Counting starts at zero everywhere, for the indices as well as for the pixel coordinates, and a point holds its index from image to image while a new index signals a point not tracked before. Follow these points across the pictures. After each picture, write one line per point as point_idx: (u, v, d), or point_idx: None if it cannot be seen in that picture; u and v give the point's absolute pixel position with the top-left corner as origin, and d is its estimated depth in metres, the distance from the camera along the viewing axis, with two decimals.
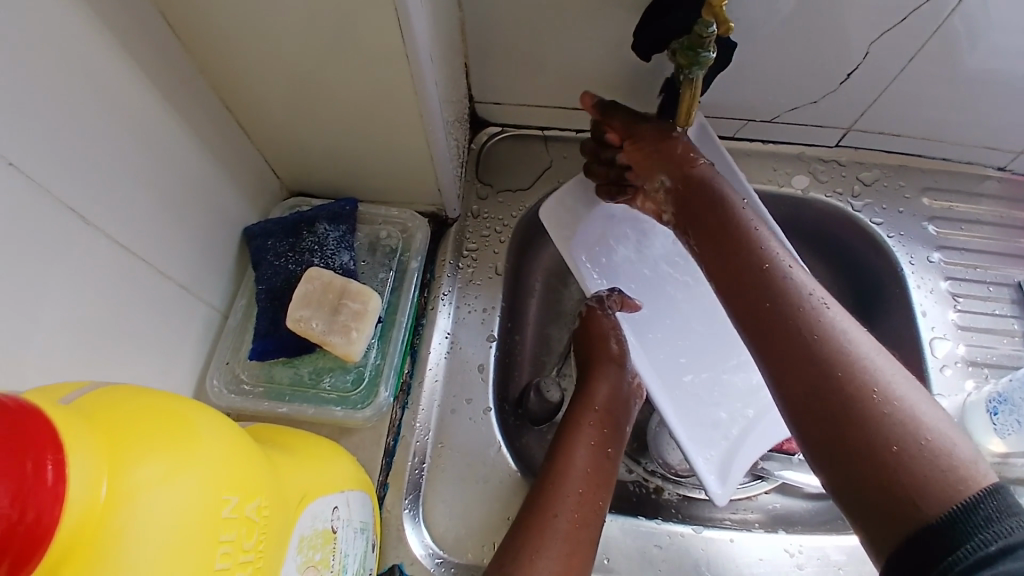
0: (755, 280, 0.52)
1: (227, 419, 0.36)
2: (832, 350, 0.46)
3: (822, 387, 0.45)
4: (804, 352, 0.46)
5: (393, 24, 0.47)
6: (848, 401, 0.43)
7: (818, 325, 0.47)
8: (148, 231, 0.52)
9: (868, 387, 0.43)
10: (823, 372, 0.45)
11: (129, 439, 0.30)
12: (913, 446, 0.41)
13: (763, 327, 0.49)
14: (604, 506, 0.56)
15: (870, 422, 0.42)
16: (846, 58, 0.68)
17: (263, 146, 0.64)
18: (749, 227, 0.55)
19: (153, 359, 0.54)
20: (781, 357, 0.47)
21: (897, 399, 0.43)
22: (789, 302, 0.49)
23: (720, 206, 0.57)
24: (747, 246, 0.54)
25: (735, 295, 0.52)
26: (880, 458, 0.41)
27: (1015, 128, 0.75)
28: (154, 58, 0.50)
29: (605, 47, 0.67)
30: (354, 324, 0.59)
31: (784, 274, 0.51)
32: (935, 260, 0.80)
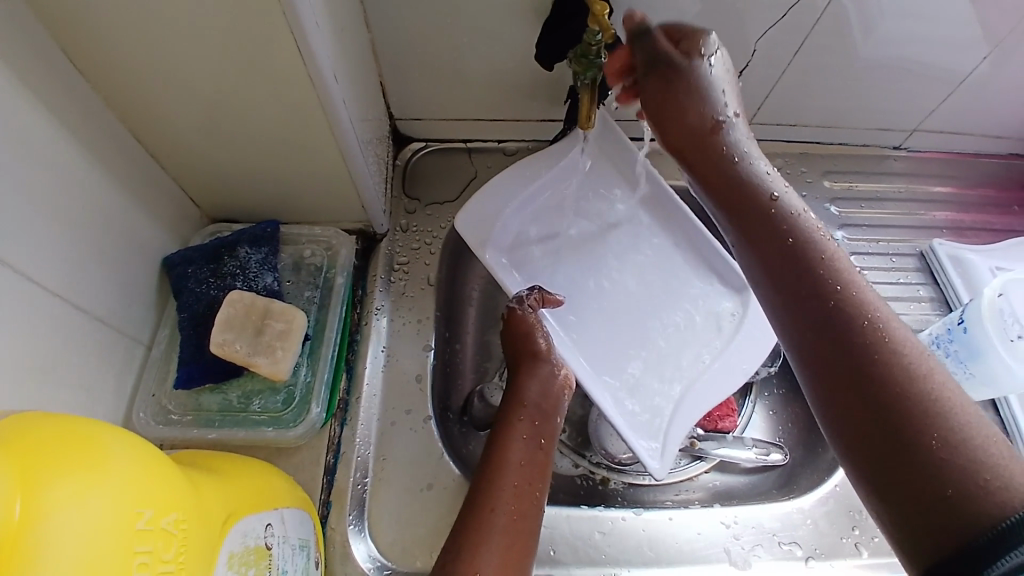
0: (807, 285, 0.46)
1: (141, 440, 0.36)
2: (890, 371, 0.40)
3: (874, 415, 0.40)
4: (858, 370, 0.41)
5: (296, 46, 0.49)
6: (904, 434, 0.38)
7: (874, 345, 0.42)
8: (62, 266, 0.51)
9: (926, 417, 0.38)
10: (879, 397, 0.40)
11: (41, 459, 0.30)
12: (972, 488, 0.35)
13: (817, 343, 0.44)
14: (542, 497, 0.58)
15: (924, 458, 0.37)
16: (739, 56, 0.73)
17: (178, 175, 0.64)
18: (792, 226, 0.49)
19: (76, 396, 0.52)
20: (833, 377, 0.42)
21: (960, 432, 0.38)
22: (846, 312, 0.44)
23: (753, 205, 0.51)
24: (793, 249, 0.48)
25: (784, 307, 0.46)
26: (930, 494, 0.36)
27: (900, 110, 0.82)
28: (56, 92, 0.49)
29: (513, 58, 0.70)
30: (280, 343, 0.60)
31: (841, 287, 0.45)
32: (840, 238, 0.85)
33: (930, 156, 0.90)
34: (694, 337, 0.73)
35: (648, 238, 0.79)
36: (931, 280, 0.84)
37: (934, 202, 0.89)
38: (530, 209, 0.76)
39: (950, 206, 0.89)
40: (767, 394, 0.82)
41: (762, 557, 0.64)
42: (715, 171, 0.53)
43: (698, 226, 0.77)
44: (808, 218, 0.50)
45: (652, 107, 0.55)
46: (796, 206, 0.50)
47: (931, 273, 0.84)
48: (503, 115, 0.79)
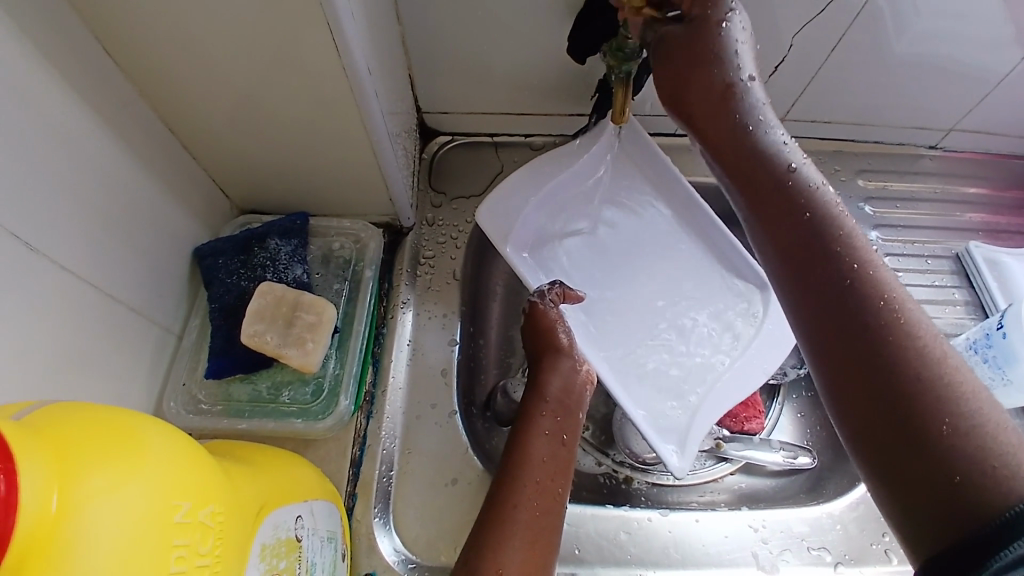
0: (816, 261, 0.43)
1: (178, 430, 0.36)
2: (900, 353, 0.39)
3: (880, 398, 0.38)
4: (865, 350, 0.39)
5: (329, 38, 0.49)
6: (913, 422, 0.37)
7: (887, 329, 0.40)
8: (96, 257, 0.51)
9: (936, 403, 0.37)
10: (886, 379, 0.38)
11: (79, 450, 0.30)
12: (979, 477, 0.34)
13: (828, 324, 0.41)
14: (565, 493, 0.58)
15: (932, 443, 0.36)
16: (774, 51, 0.71)
17: (209, 166, 0.64)
18: (808, 197, 0.46)
19: (108, 386, 0.53)
20: (843, 359, 0.40)
21: (970, 418, 0.36)
22: (857, 290, 0.41)
23: (768, 175, 0.47)
24: (806, 222, 0.45)
25: (794, 284, 0.44)
26: (936, 481, 0.35)
27: (937, 108, 0.80)
28: (92, 83, 0.50)
29: (544, 52, 0.69)
30: (309, 336, 0.60)
31: (854, 266, 0.42)
32: (873, 238, 0.83)
33: (967, 156, 0.88)
34: (720, 332, 0.72)
35: (676, 236, 0.77)
36: (966, 284, 0.82)
37: (970, 203, 0.86)
38: (556, 204, 0.75)
39: (985, 208, 0.87)
40: (795, 396, 0.81)
41: (790, 562, 0.63)
42: (727, 136, 0.49)
43: (722, 230, 0.75)
44: (825, 188, 0.47)
45: (665, 73, 0.51)
46: (814, 176, 0.47)
47: (966, 276, 0.82)
48: (532, 110, 0.78)
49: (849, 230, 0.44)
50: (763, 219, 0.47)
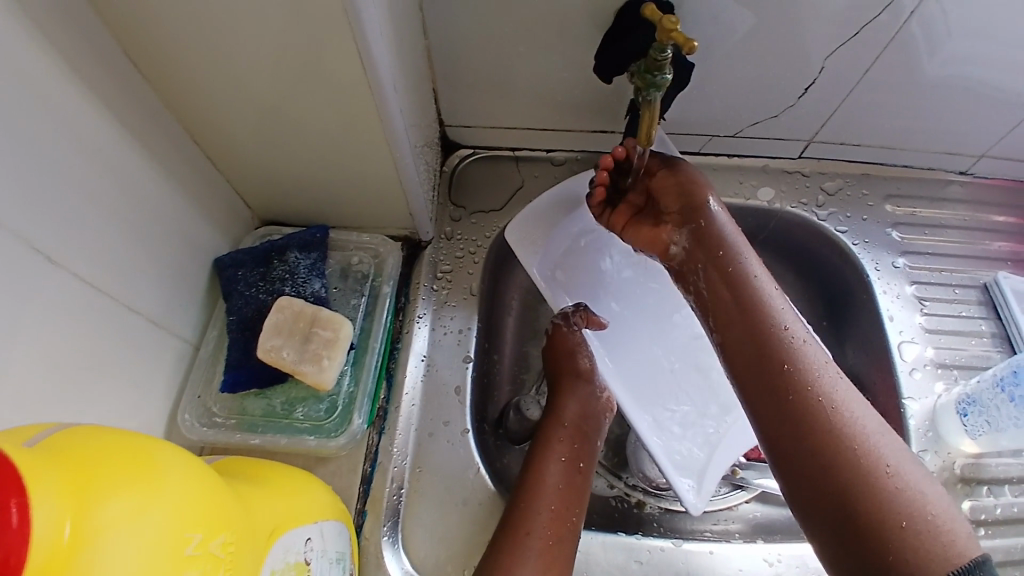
0: (771, 339, 0.51)
1: (189, 455, 0.36)
2: (848, 433, 0.47)
3: (834, 479, 0.46)
4: (816, 437, 0.47)
5: (356, 54, 0.48)
6: (865, 481, 0.45)
7: (835, 402, 0.48)
8: (116, 267, 0.52)
9: (879, 464, 0.46)
10: (837, 462, 0.46)
11: (94, 481, 0.30)
12: (921, 524, 0.43)
13: (785, 398, 0.49)
14: (578, 522, 0.57)
15: (885, 498, 0.44)
16: (805, 72, 0.70)
17: (233, 177, 0.64)
18: (760, 298, 0.53)
19: (125, 396, 0.53)
20: (802, 428, 0.48)
21: (906, 491, 0.45)
22: (803, 383, 0.49)
23: (730, 278, 0.54)
24: (757, 319, 0.52)
25: (751, 359, 0.51)
26: (891, 532, 0.43)
27: (971, 134, 0.77)
28: (118, 95, 0.50)
29: (569, 69, 0.68)
30: (325, 352, 0.60)
31: (800, 346, 0.51)
32: (899, 265, 0.81)
33: (998, 183, 0.85)
34: None
35: None
36: (994, 315, 0.79)
37: (1000, 232, 0.84)
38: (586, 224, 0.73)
39: (1015, 237, 0.84)
40: None
41: None
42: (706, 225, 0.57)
43: None
44: (770, 285, 0.54)
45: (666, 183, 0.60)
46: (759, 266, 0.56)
47: (994, 307, 0.80)
48: (555, 126, 0.77)
49: (788, 315, 0.53)
50: (720, 301, 0.54)
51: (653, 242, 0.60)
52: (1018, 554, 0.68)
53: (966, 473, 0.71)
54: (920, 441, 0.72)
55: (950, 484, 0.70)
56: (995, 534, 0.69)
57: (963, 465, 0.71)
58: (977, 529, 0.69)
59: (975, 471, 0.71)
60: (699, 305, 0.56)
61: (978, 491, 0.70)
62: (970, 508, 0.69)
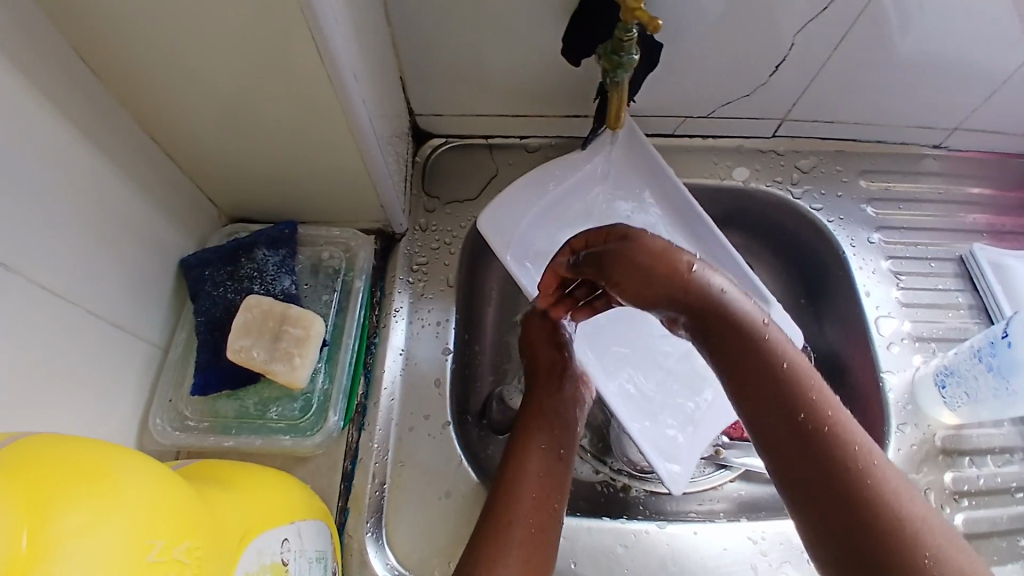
0: (794, 411, 0.47)
1: (149, 458, 0.36)
2: (884, 512, 0.43)
3: (871, 564, 0.42)
4: (851, 520, 0.44)
5: (313, 45, 0.47)
6: (904, 566, 0.42)
7: (866, 477, 0.45)
8: (77, 272, 0.50)
9: (919, 544, 0.42)
10: (879, 550, 0.42)
11: (49, 492, 0.29)
12: None
13: (813, 477, 0.46)
14: (561, 509, 0.57)
15: None
16: (775, 50, 0.69)
17: (197, 175, 0.63)
18: (781, 366, 0.49)
19: (93, 404, 0.52)
20: (834, 510, 0.44)
21: (951, 574, 0.41)
22: (834, 461, 0.45)
23: (749, 346, 0.49)
24: (779, 390, 0.48)
25: (775, 433, 0.48)
26: None
27: (942, 107, 0.77)
28: (70, 93, 0.48)
29: (538, 54, 0.67)
30: (297, 350, 0.59)
31: (829, 418, 0.47)
32: (875, 241, 0.81)
33: (971, 155, 0.85)
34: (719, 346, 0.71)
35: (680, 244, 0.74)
36: (970, 287, 0.80)
37: (974, 204, 0.84)
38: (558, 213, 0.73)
39: (989, 209, 0.85)
40: None
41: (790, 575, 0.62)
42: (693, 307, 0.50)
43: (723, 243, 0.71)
44: (790, 351, 0.50)
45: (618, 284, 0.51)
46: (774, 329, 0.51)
47: (970, 279, 0.80)
48: (527, 112, 0.76)
49: (814, 380, 0.49)
50: (738, 374, 0.50)
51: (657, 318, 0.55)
52: (1001, 522, 0.69)
53: (947, 444, 0.71)
54: (901, 414, 0.72)
55: (931, 456, 0.71)
56: (978, 504, 0.69)
57: (944, 436, 0.71)
58: (959, 499, 0.69)
59: (956, 442, 0.72)
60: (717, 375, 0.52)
61: (960, 461, 0.71)
62: (952, 479, 0.70)
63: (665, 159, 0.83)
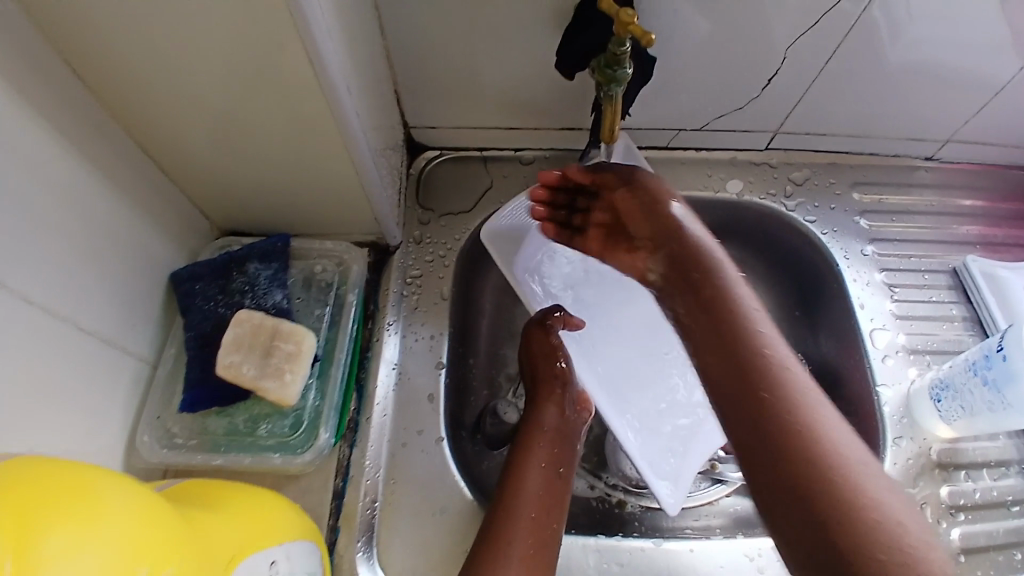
0: (748, 352, 0.50)
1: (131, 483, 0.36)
2: (823, 451, 0.46)
3: (804, 497, 0.45)
4: (791, 455, 0.46)
5: (305, 57, 0.47)
6: (835, 501, 0.44)
7: (809, 417, 0.47)
8: (65, 288, 0.49)
9: (852, 485, 0.45)
10: (824, 498, 0.44)
11: (34, 513, 0.29)
12: (893, 548, 0.42)
13: (758, 411, 0.48)
14: (561, 528, 0.57)
15: (855, 517, 0.44)
16: (767, 63, 0.69)
17: (187, 188, 0.62)
18: (739, 317, 0.52)
19: (81, 422, 0.51)
20: (774, 443, 0.47)
21: (884, 517, 0.44)
22: (786, 409, 0.47)
23: (711, 294, 0.54)
24: (733, 335, 0.51)
25: (725, 369, 0.51)
26: (863, 557, 0.42)
27: (934, 119, 0.78)
28: (58, 107, 0.48)
29: (533, 67, 0.67)
30: (288, 366, 0.58)
31: (780, 362, 0.50)
32: (869, 253, 0.81)
33: (963, 167, 0.86)
34: None
35: None
36: (964, 299, 0.80)
37: (967, 215, 0.85)
38: None
39: (982, 220, 0.85)
40: None
41: None
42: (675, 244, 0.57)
43: None
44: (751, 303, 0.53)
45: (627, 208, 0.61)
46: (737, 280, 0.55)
47: (964, 291, 0.80)
48: (521, 125, 0.76)
49: (769, 329, 0.52)
50: (697, 315, 0.54)
51: (631, 266, 0.61)
52: (999, 536, 0.68)
53: (943, 458, 0.71)
54: (896, 428, 0.72)
55: (927, 470, 0.71)
56: (976, 519, 0.69)
57: (940, 450, 0.71)
58: (955, 514, 0.69)
59: (953, 456, 0.72)
60: (676, 318, 0.56)
61: (956, 475, 0.71)
62: (948, 493, 0.70)
63: (659, 171, 0.83)
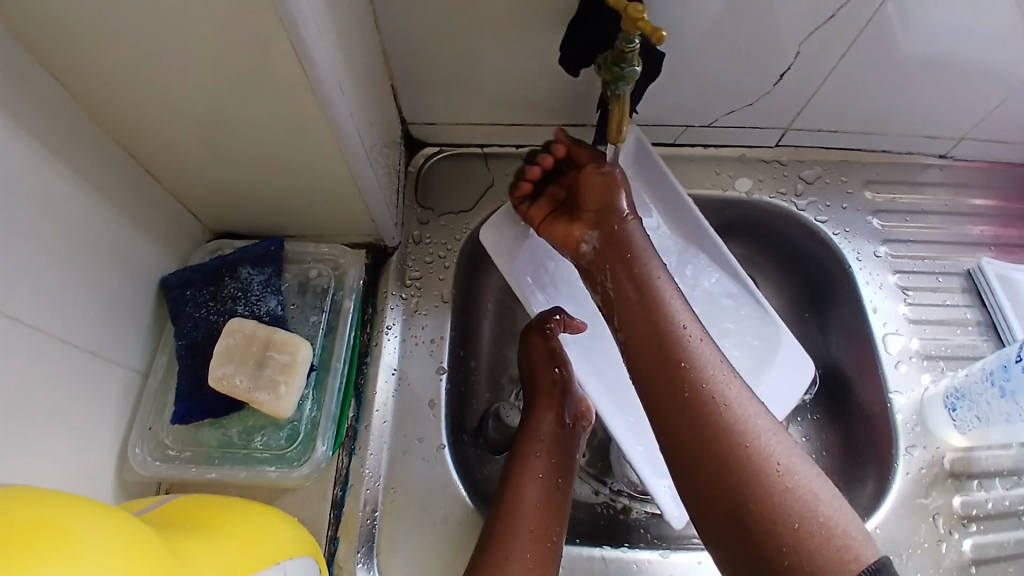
0: (667, 333, 0.54)
1: (109, 513, 0.36)
2: (732, 423, 0.50)
3: (717, 467, 0.49)
4: (705, 427, 0.50)
5: (296, 56, 0.44)
6: (744, 470, 0.48)
7: (721, 392, 0.51)
8: (50, 300, 0.47)
9: (761, 455, 0.48)
10: (739, 472, 0.48)
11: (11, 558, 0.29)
12: (800, 513, 0.46)
13: (674, 386, 0.52)
14: (559, 541, 0.56)
15: (764, 484, 0.47)
16: (779, 58, 0.67)
17: (177, 191, 0.60)
18: (661, 303, 0.56)
19: (70, 437, 0.49)
20: (688, 417, 0.51)
21: (791, 485, 0.47)
22: (702, 385, 0.51)
23: (636, 283, 0.58)
24: (655, 317, 0.55)
25: (646, 348, 0.55)
26: (771, 520, 0.46)
27: (950, 116, 0.75)
28: (39, 112, 0.46)
29: (536, 63, 0.65)
30: (281, 377, 0.57)
31: (695, 342, 0.54)
32: (882, 254, 0.79)
33: (978, 165, 0.83)
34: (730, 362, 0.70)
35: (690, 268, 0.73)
36: (979, 302, 0.78)
37: (981, 215, 0.82)
38: None
39: (995, 220, 0.82)
40: (800, 420, 0.79)
41: None
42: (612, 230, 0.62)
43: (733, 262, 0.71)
44: (674, 289, 0.58)
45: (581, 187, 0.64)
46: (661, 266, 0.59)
47: (979, 294, 0.78)
48: (524, 122, 0.73)
49: (687, 313, 0.56)
50: (626, 297, 0.58)
51: (574, 245, 0.64)
52: (1010, 547, 0.67)
53: (956, 467, 0.70)
54: (907, 437, 0.71)
55: (940, 479, 0.69)
56: (988, 529, 0.68)
57: (953, 460, 0.69)
58: (968, 525, 0.67)
59: (966, 465, 0.70)
60: (606, 300, 0.60)
61: (969, 485, 0.69)
62: (961, 503, 0.68)
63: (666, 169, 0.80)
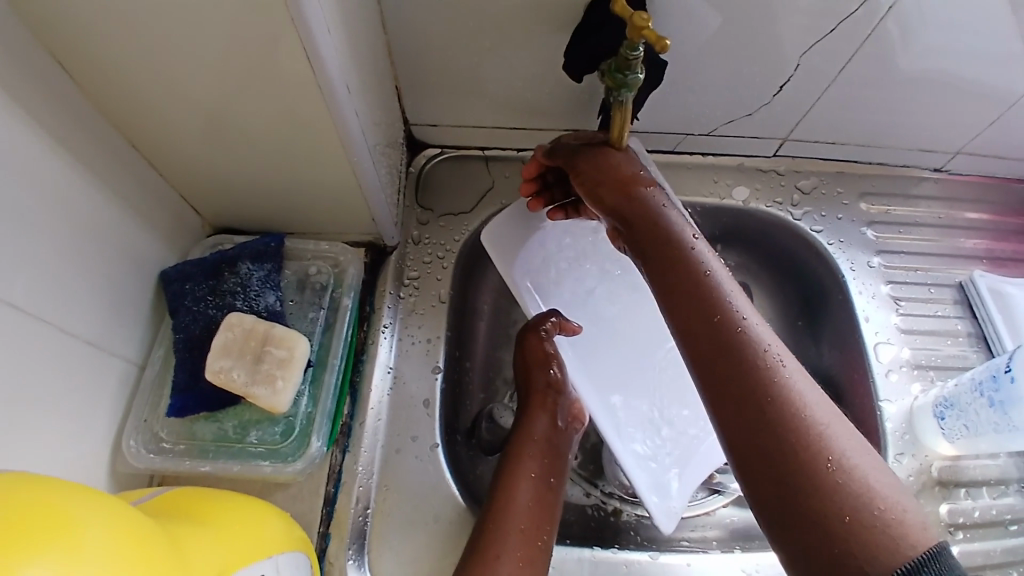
0: (705, 297, 0.49)
1: (107, 499, 0.36)
2: (779, 398, 0.43)
3: (760, 442, 0.42)
4: (747, 399, 0.44)
5: (303, 55, 0.45)
6: (790, 448, 0.41)
7: (766, 363, 0.45)
8: (51, 290, 0.48)
9: (812, 434, 0.42)
10: (785, 454, 0.41)
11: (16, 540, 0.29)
12: (854, 500, 0.39)
13: (712, 353, 0.46)
14: (549, 542, 0.57)
15: (813, 466, 0.41)
16: (779, 70, 0.68)
17: (179, 185, 0.60)
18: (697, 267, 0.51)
19: (67, 427, 0.50)
20: (727, 386, 0.45)
21: (845, 470, 0.41)
22: (742, 354, 0.45)
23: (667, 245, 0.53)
24: (691, 281, 0.50)
25: (680, 313, 0.49)
26: (821, 504, 0.39)
27: (945, 131, 0.76)
28: (46, 104, 0.46)
29: (539, 68, 0.65)
30: (279, 372, 0.57)
31: (736, 310, 0.48)
32: (875, 264, 0.80)
33: (972, 179, 0.84)
34: None
35: None
36: (969, 314, 0.79)
37: (974, 229, 0.83)
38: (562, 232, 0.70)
39: (988, 233, 0.83)
40: None
41: None
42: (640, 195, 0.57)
43: None
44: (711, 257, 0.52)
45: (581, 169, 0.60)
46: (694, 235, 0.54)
47: (969, 306, 0.79)
48: (525, 126, 0.74)
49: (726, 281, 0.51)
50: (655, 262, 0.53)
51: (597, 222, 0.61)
52: (996, 555, 0.68)
53: (943, 476, 0.70)
54: (897, 445, 0.71)
55: (928, 487, 0.70)
56: (975, 537, 0.68)
57: (940, 468, 0.70)
58: (954, 532, 0.68)
59: (953, 473, 0.71)
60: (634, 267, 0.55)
61: (956, 493, 0.70)
62: (948, 511, 0.69)
63: (664, 175, 0.81)
